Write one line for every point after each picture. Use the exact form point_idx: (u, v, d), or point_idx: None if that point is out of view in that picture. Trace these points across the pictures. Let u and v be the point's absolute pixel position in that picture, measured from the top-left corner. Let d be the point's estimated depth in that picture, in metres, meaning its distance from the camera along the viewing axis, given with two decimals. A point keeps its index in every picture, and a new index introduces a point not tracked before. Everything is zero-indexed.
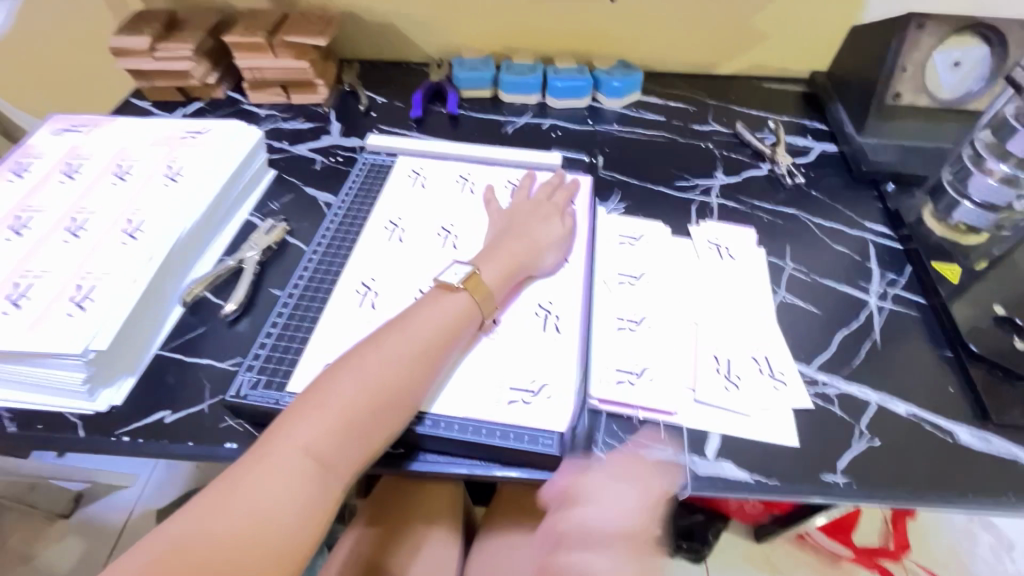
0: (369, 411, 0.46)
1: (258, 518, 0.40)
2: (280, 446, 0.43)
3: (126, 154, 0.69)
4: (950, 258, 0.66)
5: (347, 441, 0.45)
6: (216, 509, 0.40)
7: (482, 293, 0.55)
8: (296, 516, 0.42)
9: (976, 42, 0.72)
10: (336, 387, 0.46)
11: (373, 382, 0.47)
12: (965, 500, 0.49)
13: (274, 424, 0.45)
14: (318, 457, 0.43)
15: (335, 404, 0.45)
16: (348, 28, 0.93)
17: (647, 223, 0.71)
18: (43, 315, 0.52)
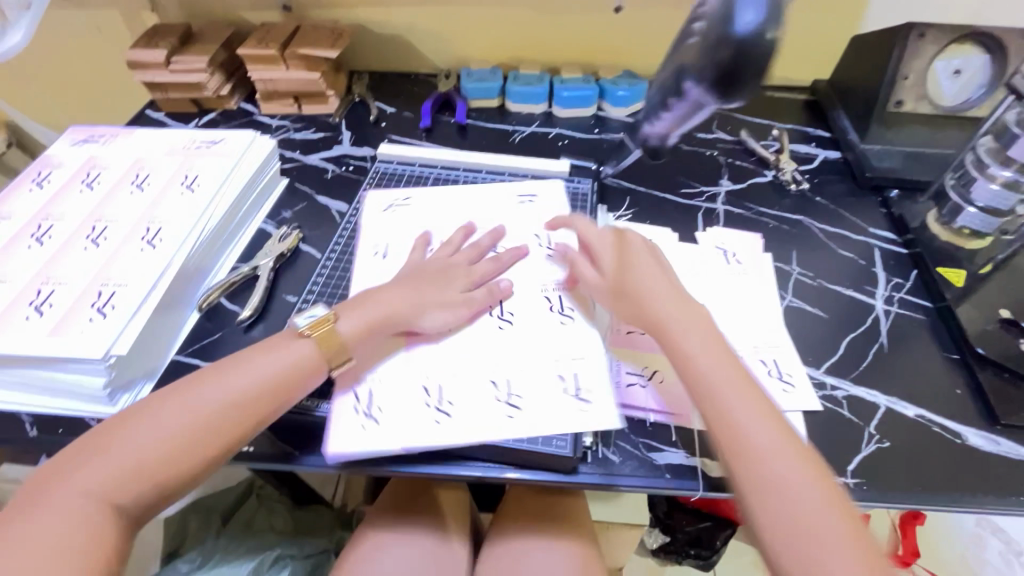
0: (254, 392, 0.48)
1: (107, 490, 0.42)
2: (147, 419, 0.45)
3: (143, 164, 0.70)
4: (955, 263, 0.67)
5: (218, 416, 0.46)
6: (61, 477, 0.42)
7: (330, 340, 0.52)
8: (73, 521, 0.40)
9: (977, 51, 0.73)
10: (221, 374, 0.48)
11: (276, 372, 0.49)
12: (976, 501, 0.50)
13: (145, 401, 0.47)
14: (203, 417, 0.46)
15: (215, 388, 0.47)
16: (358, 40, 0.95)
17: (655, 229, 0.72)
18: (64, 321, 0.53)
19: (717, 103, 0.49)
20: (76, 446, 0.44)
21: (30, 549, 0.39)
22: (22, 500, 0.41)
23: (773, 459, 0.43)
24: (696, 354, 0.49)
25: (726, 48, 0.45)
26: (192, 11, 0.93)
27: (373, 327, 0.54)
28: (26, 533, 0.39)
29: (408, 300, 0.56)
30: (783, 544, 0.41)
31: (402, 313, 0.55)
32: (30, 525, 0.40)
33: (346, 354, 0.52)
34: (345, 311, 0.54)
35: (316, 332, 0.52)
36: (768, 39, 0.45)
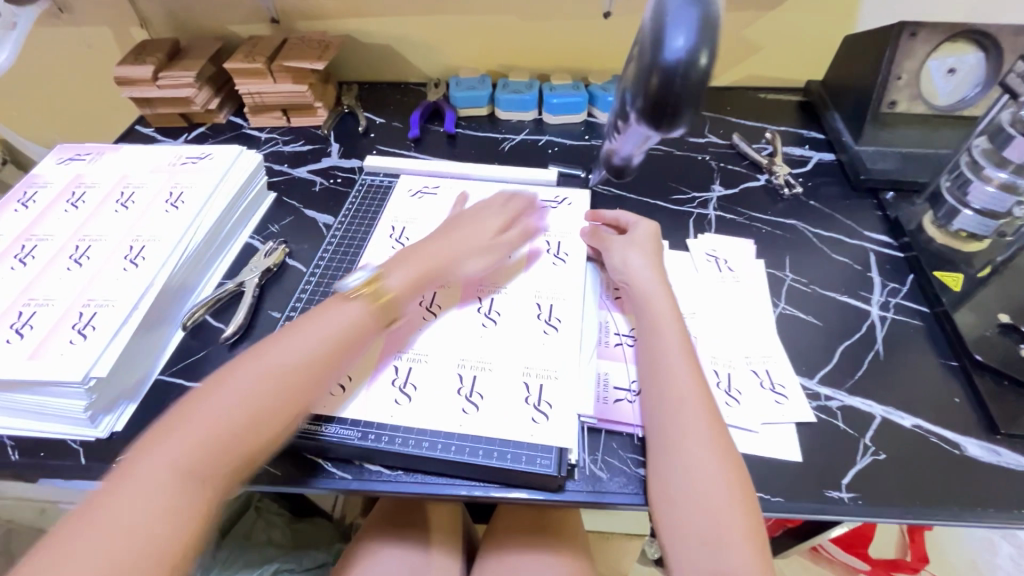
0: (320, 355, 0.49)
1: (190, 461, 0.42)
2: (223, 385, 0.46)
3: (128, 182, 0.70)
4: (952, 267, 0.66)
5: (287, 381, 0.47)
6: (144, 451, 0.43)
7: (381, 300, 0.54)
8: (162, 491, 0.41)
9: (971, 49, 0.71)
10: (285, 342, 0.49)
11: (338, 331, 0.51)
12: (976, 515, 0.48)
13: (218, 372, 0.48)
14: (269, 374, 0.47)
15: (280, 353, 0.48)
16: (346, 51, 0.94)
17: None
18: (44, 343, 0.52)
19: (654, 132, 0.47)
20: (159, 422, 0.45)
21: (123, 526, 0.39)
22: (113, 477, 0.42)
23: (696, 475, 0.45)
24: (668, 365, 0.51)
25: (656, 76, 0.43)
26: (180, 25, 0.92)
27: (420, 282, 0.58)
28: (120, 510, 0.40)
29: (445, 257, 0.60)
30: (682, 548, 0.44)
31: (440, 269, 0.59)
32: (123, 500, 0.40)
33: (396, 312, 0.55)
34: (392, 269, 0.57)
35: (368, 295, 0.54)
36: (701, 66, 0.42)
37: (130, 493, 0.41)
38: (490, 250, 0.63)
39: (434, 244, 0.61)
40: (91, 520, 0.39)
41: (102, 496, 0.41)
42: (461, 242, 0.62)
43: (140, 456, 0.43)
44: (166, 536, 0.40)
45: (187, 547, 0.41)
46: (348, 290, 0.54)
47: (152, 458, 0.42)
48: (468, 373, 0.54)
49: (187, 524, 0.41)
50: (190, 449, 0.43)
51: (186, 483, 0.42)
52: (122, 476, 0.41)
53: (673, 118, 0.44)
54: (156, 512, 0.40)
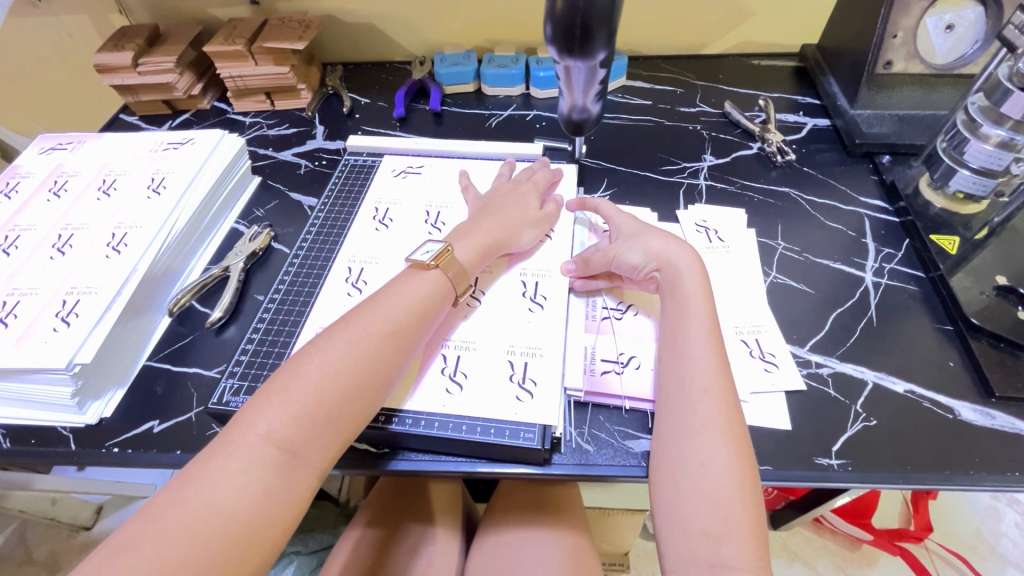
0: (403, 324, 0.48)
1: (289, 437, 0.41)
2: (314, 355, 0.45)
3: (110, 170, 0.69)
4: (949, 229, 0.64)
5: (377, 353, 0.46)
6: (242, 425, 0.41)
7: (454, 270, 0.53)
8: (255, 465, 0.40)
9: (969, 3, 0.68)
10: (367, 313, 0.48)
11: (414, 302, 0.50)
12: (968, 478, 0.47)
13: (311, 341, 0.46)
14: (370, 348, 0.46)
15: (367, 325, 0.47)
16: (328, 31, 0.92)
17: (633, 209, 0.69)
18: (27, 332, 0.52)
19: (573, 59, 0.49)
20: (255, 393, 0.44)
21: (224, 500, 0.38)
22: (206, 453, 0.41)
23: (708, 467, 0.43)
24: (690, 356, 0.49)
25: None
26: (160, 10, 0.91)
27: (485, 253, 0.57)
28: (210, 487, 0.39)
29: (504, 226, 0.59)
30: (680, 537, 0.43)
31: (503, 237, 0.59)
32: (217, 475, 0.39)
33: (468, 280, 0.54)
34: (456, 241, 0.57)
35: (443, 264, 0.53)
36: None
37: (229, 467, 0.39)
38: (542, 222, 0.62)
39: (491, 215, 0.60)
40: (185, 496, 0.38)
41: (195, 470, 0.40)
42: (515, 210, 0.61)
43: (235, 428, 0.42)
44: (267, 511, 0.39)
45: (284, 521, 0.40)
46: (422, 260, 0.53)
47: (258, 432, 0.41)
48: (453, 352, 0.54)
49: (285, 498, 0.40)
50: (296, 423, 0.42)
51: (286, 459, 0.41)
52: (215, 451, 0.40)
53: (587, 34, 0.46)
54: (258, 487, 0.40)
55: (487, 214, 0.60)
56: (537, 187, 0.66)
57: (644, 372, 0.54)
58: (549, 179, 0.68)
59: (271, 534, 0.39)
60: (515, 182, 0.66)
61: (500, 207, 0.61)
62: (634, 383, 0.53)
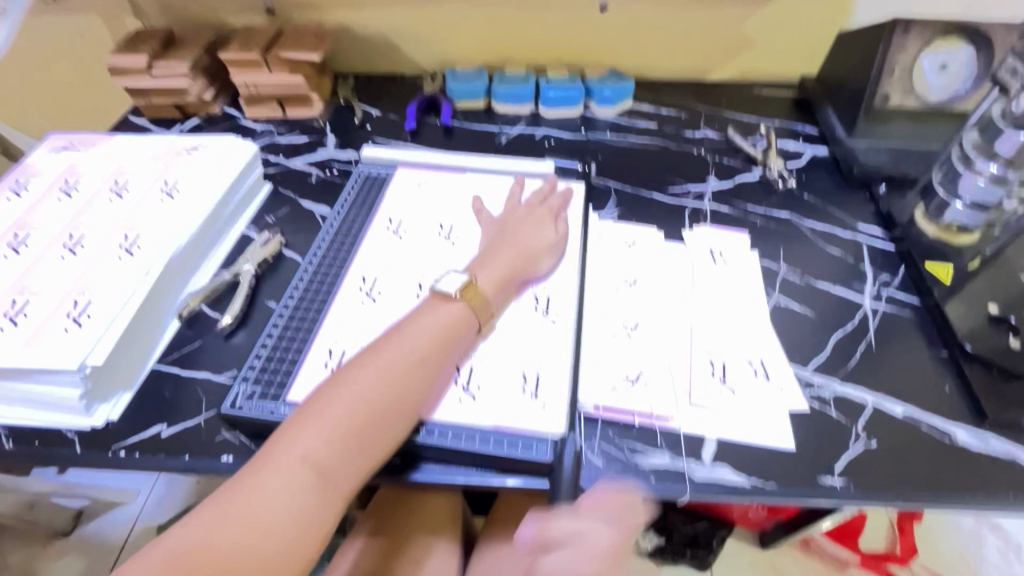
0: (431, 354, 0.50)
1: (325, 460, 0.42)
2: (348, 380, 0.46)
3: (122, 171, 0.70)
4: (943, 259, 0.67)
5: (407, 382, 0.47)
6: (279, 445, 0.42)
7: (478, 301, 0.55)
8: (292, 486, 0.41)
9: (962, 45, 0.72)
10: (397, 342, 0.49)
11: (439, 330, 0.51)
12: (963, 500, 0.49)
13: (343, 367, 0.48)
14: (401, 377, 0.47)
15: (396, 353, 0.48)
16: (342, 43, 0.94)
17: (641, 229, 0.71)
18: (37, 331, 0.52)
19: None
20: (291, 416, 0.45)
21: (263, 518, 0.39)
22: (245, 471, 0.42)
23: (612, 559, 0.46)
24: None
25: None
26: (175, 15, 0.92)
27: (506, 282, 0.58)
28: (249, 506, 0.40)
29: (519, 254, 0.60)
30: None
31: (519, 266, 0.60)
32: (255, 494, 0.40)
33: (490, 311, 0.55)
34: (478, 269, 0.58)
35: (467, 297, 0.54)
36: None
37: (268, 486, 0.40)
38: (553, 246, 0.63)
39: (506, 241, 0.61)
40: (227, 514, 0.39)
41: (233, 487, 0.41)
42: (530, 236, 0.63)
43: (272, 449, 0.42)
44: (300, 530, 0.40)
45: (316, 540, 0.41)
46: (445, 291, 0.54)
47: (295, 452, 0.42)
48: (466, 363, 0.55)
49: (318, 518, 0.41)
50: (333, 446, 0.43)
51: (321, 481, 0.42)
52: (252, 471, 0.41)
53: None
54: (296, 507, 0.41)
55: (502, 241, 0.62)
56: (550, 211, 0.67)
57: (653, 389, 0.55)
58: (562, 200, 0.69)
59: (303, 552, 0.40)
60: (529, 207, 0.67)
61: (512, 232, 0.63)
62: (642, 399, 0.54)
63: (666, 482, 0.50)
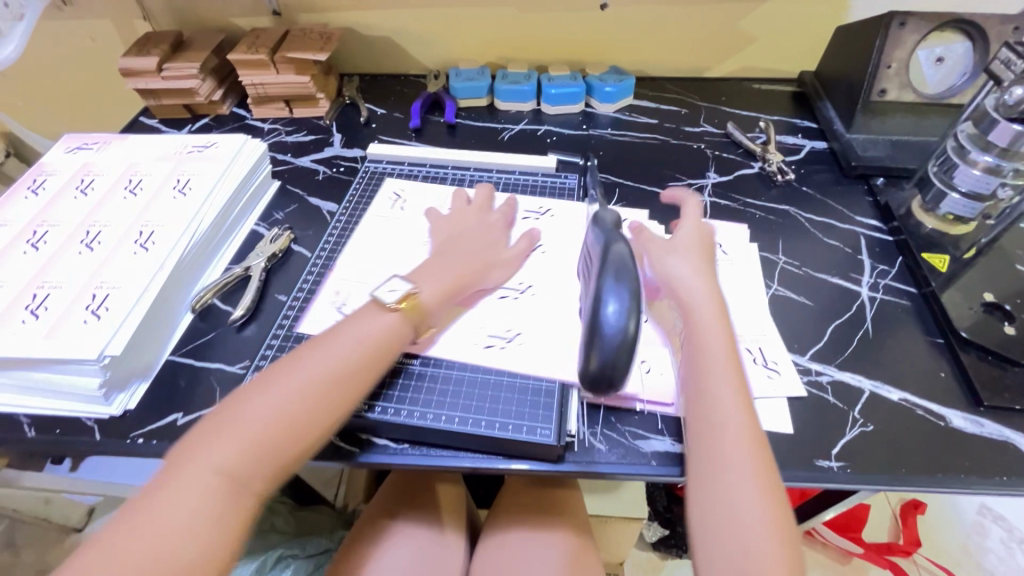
0: (350, 363, 0.49)
1: (239, 467, 0.42)
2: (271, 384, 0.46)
3: (136, 170, 0.71)
4: (940, 249, 0.68)
5: (321, 389, 0.46)
6: (188, 456, 0.42)
7: (415, 312, 0.54)
8: (206, 491, 0.40)
9: (958, 38, 0.73)
10: (319, 352, 0.49)
11: (369, 339, 0.50)
12: (959, 482, 0.50)
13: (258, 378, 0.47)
14: (333, 380, 0.47)
15: (326, 358, 0.48)
16: (347, 43, 0.96)
17: (639, 214, 0.73)
18: (58, 323, 0.54)
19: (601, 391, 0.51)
20: (195, 429, 0.44)
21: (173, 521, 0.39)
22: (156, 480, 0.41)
23: (730, 502, 0.44)
24: (716, 392, 0.49)
25: (600, 343, 0.47)
26: (184, 18, 0.94)
27: (449, 295, 0.57)
28: (161, 511, 0.39)
29: (471, 266, 0.60)
30: (703, 530, 0.44)
31: (468, 277, 0.59)
32: (169, 499, 0.40)
33: (428, 323, 0.55)
34: (421, 279, 0.57)
35: (405, 308, 0.53)
36: (630, 330, 0.47)
37: (176, 498, 0.40)
38: (511, 261, 0.63)
39: (454, 253, 0.60)
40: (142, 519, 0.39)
41: (145, 498, 0.40)
42: (480, 250, 0.62)
43: (182, 461, 0.42)
44: (216, 538, 0.40)
45: (230, 548, 0.40)
46: (386, 301, 0.53)
47: (200, 464, 0.41)
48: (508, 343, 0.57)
49: (228, 526, 0.41)
50: (211, 470, 0.41)
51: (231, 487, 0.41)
52: (166, 477, 0.41)
53: (607, 392, 0.49)
54: (198, 512, 0.40)
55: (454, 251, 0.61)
56: (494, 229, 0.66)
57: (655, 375, 0.56)
58: (505, 219, 0.68)
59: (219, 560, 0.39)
60: (481, 219, 0.66)
61: (464, 245, 0.62)
62: (643, 382, 0.56)
63: (667, 464, 0.51)
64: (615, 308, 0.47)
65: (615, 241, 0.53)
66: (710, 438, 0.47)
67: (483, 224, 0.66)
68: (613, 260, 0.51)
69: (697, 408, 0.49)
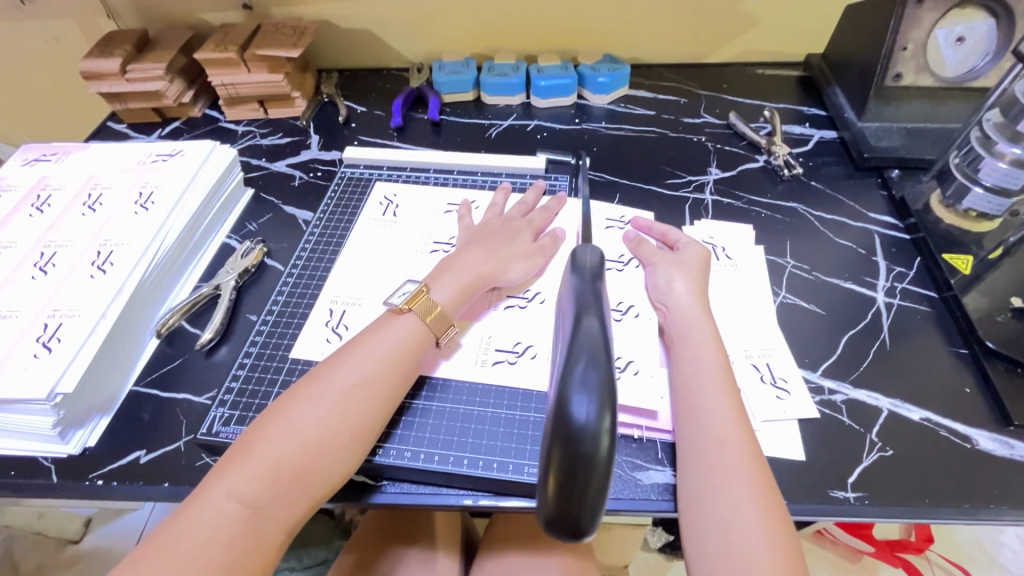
0: (380, 379, 0.46)
1: (257, 496, 0.40)
2: (290, 406, 0.44)
3: (96, 182, 0.67)
4: (962, 248, 0.63)
5: (352, 408, 0.44)
6: (211, 480, 0.40)
7: (434, 315, 0.51)
8: (224, 522, 0.38)
9: (981, 15, 0.66)
10: (344, 364, 0.46)
11: (392, 351, 0.48)
12: (988, 512, 0.46)
13: (281, 398, 0.45)
14: (356, 399, 0.45)
15: (348, 374, 0.46)
16: (323, 37, 0.90)
17: (633, 210, 0.69)
18: (5, 358, 0.50)
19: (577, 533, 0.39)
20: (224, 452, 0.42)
21: (189, 555, 0.37)
22: (181, 504, 0.40)
23: (736, 527, 0.41)
24: (707, 405, 0.47)
25: (559, 467, 0.37)
26: (149, 15, 0.88)
27: (466, 293, 0.54)
28: (178, 543, 0.37)
29: (490, 261, 0.56)
30: (703, 554, 0.41)
31: (488, 273, 0.56)
32: (186, 531, 0.38)
33: (449, 322, 0.52)
34: (435, 280, 0.54)
35: (416, 307, 0.51)
36: (602, 446, 0.37)
37: (197, 524, 0.38)
38: (535, 256, 0.59)
39: (480, 247, 0.57)
40: (157, 554, 0.37)
41: (167, 524, 0.39)
42: (504, 245, 0.58)
43: (206, 487, 0.40)
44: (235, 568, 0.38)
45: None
46: (396, 304, 0.51)
47: (224, 490, 0.39)
48: (520, 357, 0.54)
49: (251, 557, 0.39)
50: (229, 500, 0.39)
51: (251, 517, 0.39)
52: (185, 506, 0.39)
53: (574, 536, 0.38)
54: (215, 545, 0.38)
55: (472, 248, 0.57)
56: (531, 227, 0.62)
57: (643, 378, 0.52)
58: (545, 214, 0.64)
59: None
60: (508, 218, 0.62)
61: (490, 239, 0.59)
62: (633, 390, 0.51)
63: (668, 499, 0.47)
64: (583, 413, 0.37)
65: (586, 315, 0.42)
66: (709, 456, 0.44)
67: (515, 217, 0.63)
68: (583, 341, 0.40)
69: (692, 425, 0.46)
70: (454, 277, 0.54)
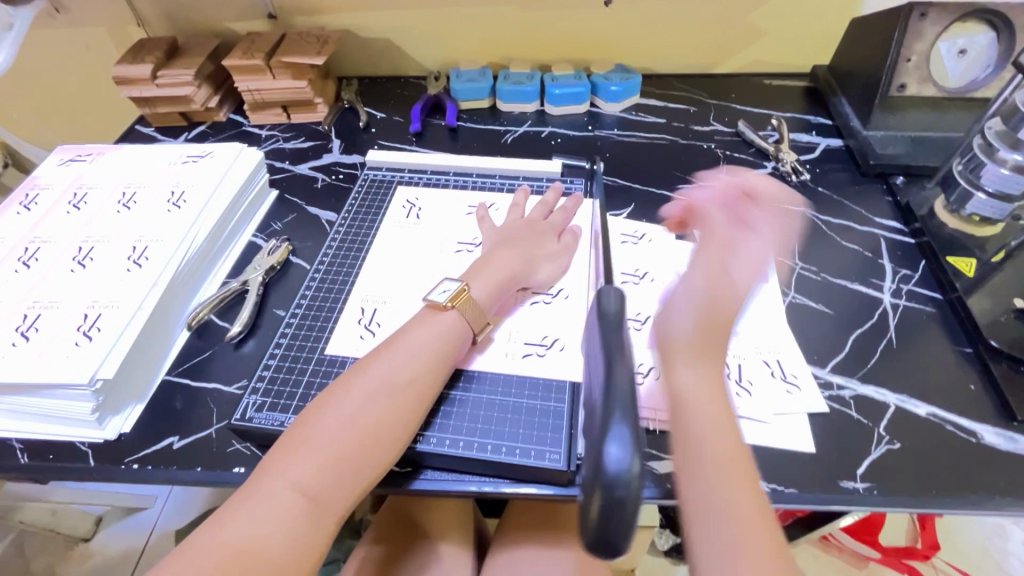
0: (423, 373, 0.48)
1: (315, 485, 0.42)
2: (339, 398, 0.45)
3: (130, 182, 0.70)
4: (966, 251, 0.65)
5: (399, 403, 0.46)
6: (268, 470, 0.42)
7: (472, 311, 0.53)
8: (284, 510, 0.40)
9: (982, 29, 0.70)
10: (388, 356, 0.48)
11: (433, 346, 0.50)
12: (992, 503, 0.47)
13: (328, 389, 0.47)
14: (401, 391, 0.47)
15: (392, 367, 0.47)
16: (345, 46, 0.93)
17: (650, 225, 0.70)
18: (48, 347, 0.52)
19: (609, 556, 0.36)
20: (275, 443, 0.44)
21: (254, 541, 0.39)
22: (238, 493, 0.41)
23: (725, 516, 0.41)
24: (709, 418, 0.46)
25: (598, 503, 0.34)
26: (178, 24, 0.92)
27: (500, 291, 0.56)
28: (239, 531, 0.39)
29: (520, 263, 0.58)
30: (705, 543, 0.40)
31: (519, 273, 0.58)
32: (248, 520, 0.40)
33: (485, 319, 0.54)
34: (472, 278, 0.56)
35: (459, 304, 0.53)
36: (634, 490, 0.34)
37: (258, 512, 0.40)
38: (561, 259, 0.62)
39: (508, 249, 0.59)
40: (220, 540, 0.39)
41: (228, 512, 0.40)
42: (532, 249, 0.60)
43: (263, 476, 0.42)
44: (298, 554, 0.40)
45: (310, 562, 0.41)
46: (438, 300, 0.53)
47: (282, 479, 0.41)
48: (548, 350, 0.56)
49: (310, 542, 0.41)
50: (287, 489, 0.41)
51: (310, 505, 0.41)
52: (246, 494, 0.41)
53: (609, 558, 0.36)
54: (277, 532, 0.40)
55: (502, 249, 0.59)
56: (553, 227, 0.64)
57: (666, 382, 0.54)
58: (564, 214, 0.66)
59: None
60: (531, 221, 0.64)
61: (518, 242, 0.61)
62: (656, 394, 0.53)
63: None
64: (616, 458, 0.34)
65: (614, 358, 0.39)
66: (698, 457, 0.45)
67: (538, 219, 0.65)
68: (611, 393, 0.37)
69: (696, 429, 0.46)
70: (489, 276, 0.56)
